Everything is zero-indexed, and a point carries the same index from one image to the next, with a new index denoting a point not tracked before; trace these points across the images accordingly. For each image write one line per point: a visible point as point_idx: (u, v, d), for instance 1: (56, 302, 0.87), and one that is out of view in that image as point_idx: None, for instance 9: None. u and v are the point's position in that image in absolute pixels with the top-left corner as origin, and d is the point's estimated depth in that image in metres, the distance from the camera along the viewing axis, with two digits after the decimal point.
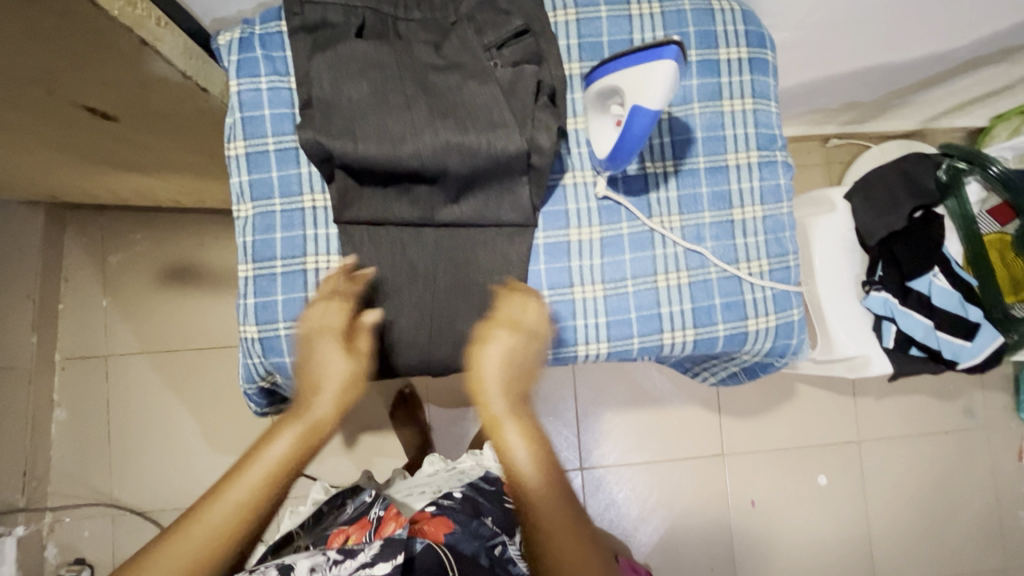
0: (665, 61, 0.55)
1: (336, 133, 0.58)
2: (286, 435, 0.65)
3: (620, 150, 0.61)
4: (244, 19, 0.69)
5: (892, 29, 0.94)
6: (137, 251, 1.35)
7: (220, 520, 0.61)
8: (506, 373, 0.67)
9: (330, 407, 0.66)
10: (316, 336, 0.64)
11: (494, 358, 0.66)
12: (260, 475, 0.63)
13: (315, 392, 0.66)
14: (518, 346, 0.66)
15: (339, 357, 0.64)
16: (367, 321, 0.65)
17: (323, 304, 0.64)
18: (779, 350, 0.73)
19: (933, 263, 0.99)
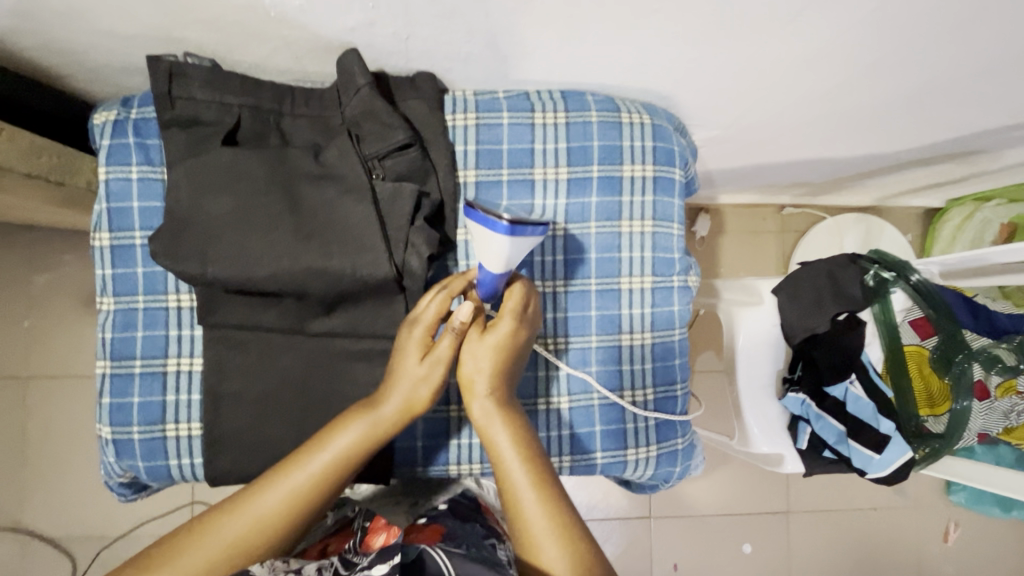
0: (497, 236, 0.51)
1: (185, 253, 0.55)
2: (348, 433, 0.56)
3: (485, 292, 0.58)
4: (125, 98, 0.65)
5: (827, 133, 0.93)
6: (66, 273, 1.33)
7: (244, 526, 0.53)
8: (501, 367, 0.58)
9: (394, 411, 0.57)
10: (412, 331, 0.57)
11: (490, 344, 0.57)
12: (304, 483, 0.54)
13: (386, 391, 0.57)
14: (505, 336, 0.57)
15: (414, 363, 0.57)
16: (457, 321, 0.55)
17: (435, 294, 0.57)
18: (661, 477, 0.72)
19: (851, 371, 0.97)
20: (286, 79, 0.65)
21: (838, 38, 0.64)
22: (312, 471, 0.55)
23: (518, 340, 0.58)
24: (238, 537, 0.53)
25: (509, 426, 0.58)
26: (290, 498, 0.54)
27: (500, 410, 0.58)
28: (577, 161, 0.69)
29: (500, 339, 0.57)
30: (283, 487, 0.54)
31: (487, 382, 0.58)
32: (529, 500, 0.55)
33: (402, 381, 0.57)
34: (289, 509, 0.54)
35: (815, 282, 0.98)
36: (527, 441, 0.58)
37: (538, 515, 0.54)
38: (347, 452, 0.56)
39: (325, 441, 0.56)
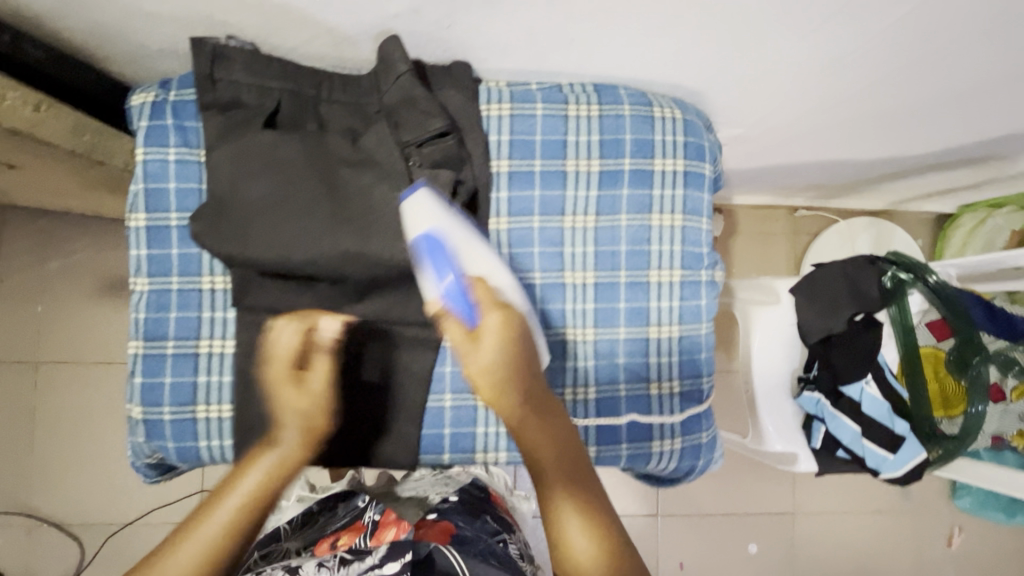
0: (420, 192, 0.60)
1: (224, 234, 0.55)
2: (254, 473, 0.59)
3: (470, 303, 0.61)
4: (163, 80, 0.65)
5: (848, 134, 0.93)
6: (77, 259, 1.31)
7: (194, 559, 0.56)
8: (512, 355, 0.60)
9: (291, 445, 0.60)
10: (270, 366, 0.61)
11: (492, 341, 0.60)
12: (217, 529, 0.57)
13: (278, 429, 0.60)
14: (500, 324, 0.60)
15: (294, 395, 0.60)
16: (325, 336, 0.62)
17: (268, 332, 0.62)
18: (684, 470, 0.73)
19: (868, 371, 0.98)
20: (324, 65, 0.65)
21: (873, 39, 0.65)
22: (239, 505, 0.58)
23: (512, 320, 0.61)
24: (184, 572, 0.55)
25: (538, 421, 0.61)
26: (212, 542, 0.56)
27: (525, 406, 0.61)
28: (609, 154, 0.69)
29: (499, 331, 0.60)
30: (202, 533, 0.56)
31: (515, 382, 0.60)
32: (557, 488, 0.59)
33: (288, 418, 0.60)
34: (211, 554, 0.56)
35: (833, 282, 0.98)
36: (558, 439, 0.61)
37: (564, 501, 0.58)
38: (256, 493, 0.59)
39: (235, 483, 0.59)
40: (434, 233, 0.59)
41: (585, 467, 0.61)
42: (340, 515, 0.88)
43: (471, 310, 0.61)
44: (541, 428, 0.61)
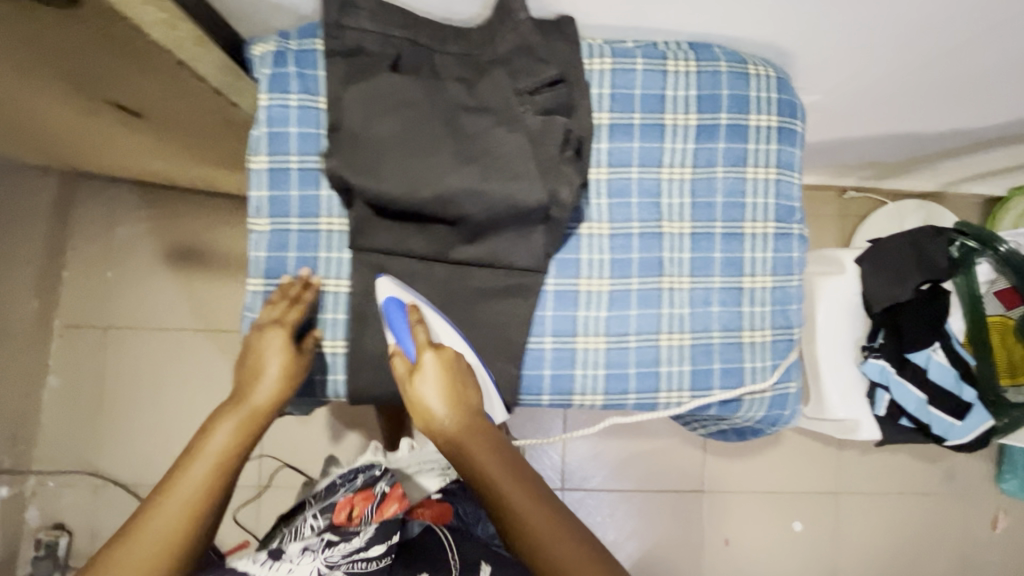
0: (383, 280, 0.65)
1: (360, 170, 0.59)
2: (224, 430, 0.59)
3: (409, 351, 0.63)
4: (281, 32, 0.68)
5: (924, 104, 0.94)
6: (144, 227, 1.35)
7: (170, 521, 0.53)
8: (452, 394, 0.61)
9: (269, 396, 0.62)
10: (257, 335, 0.64)
11: (430, 378, 0.61)
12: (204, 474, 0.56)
13: (253, 382, 0.62)
14: (435, 363, 0.61)
15: (275, 353, 0.63)
16: (309, 292, 0.65)
17: (269, 305, 0.65)
18: (770, 419, 0.75)
19: (935, 339, 0.99)
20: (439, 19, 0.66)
21: None
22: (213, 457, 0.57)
23: (451, 360, 0.62)
24: (164, 538, 0.52)
25: (478, 439, 0.59)
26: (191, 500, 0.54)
27: (455, 429, 0.59)
28: (706, 109, 0.71)
29: (429, 368, 0.61)
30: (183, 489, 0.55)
31: (440, 405, 0.60)
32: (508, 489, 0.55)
33: (271, 371, 0.62)
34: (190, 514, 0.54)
35: (902, 251, 0.99)
36: (507, 452, 0.58)
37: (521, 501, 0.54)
38: (231, 446, 0.58)
39: (202, 445, 0.58)
40: (391, 298, 0.63)
41: (540, 479, 0.57)
42: (355, 485, 0.87)
43: (411, 357, 0.63)
44: (486, 444, 0.58)
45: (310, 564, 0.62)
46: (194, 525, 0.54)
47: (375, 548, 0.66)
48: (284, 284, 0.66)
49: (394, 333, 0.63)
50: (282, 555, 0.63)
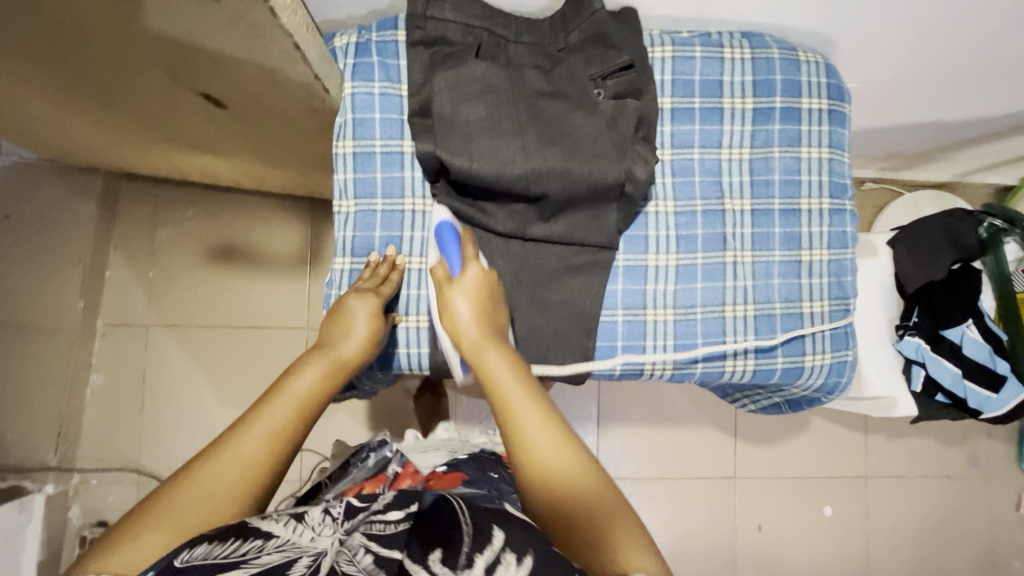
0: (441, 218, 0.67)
1: (454, 149, 0.63)
2: (313, 371, 0.60)
3: (452, 264, 0.64)
4: (359, 25, 0.72)
5: (955, 91, 0.99)
6: (185, 226, 1.37)
7: (262, 445, 0.54)
8: (483, 308, 0.62)
9: (355, 349, 0.64)
10: (350, 297, 0.67)
11: (466, 288, 0.62)
12: (289, 407, 0.57)
13: (344, 335, 0.64)
14: (476, 278, 0.62)
15: (363, 315, 0.65)
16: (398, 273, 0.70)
17: (366, 273, 0.69)
18: (829, 386, 0.79)
19: (969, 316, 1.03)
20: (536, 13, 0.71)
21: None
22: (301, 394, 0.58)
23: (491, 280, 0.64)
24: (248, 464, 0.53)
25: (503, 354, 0.58)
26: (274, 432, 0.55)
27: (488, 346, 0.59)
28: (762, 93, 0.75)
29: (470, 280, 0.62)
30: (266, 421, 0.55)
31: (472, 318, 0.60)
32: (530, 420, 0.54)
33: (357, 330, 0.65)
34: (272, 446, 0.54)
35: (932, 234, 1.04)
36: (524, 370, 0.58)
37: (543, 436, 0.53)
38: (317, 389, 0.59)
39: (288, 382, 0.59)
40: (445, 220, 0.67)
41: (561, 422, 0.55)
42: (369, 466, 0.84)
43: (451, 267, 0.64)
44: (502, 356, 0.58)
45: (330, 535, 0.50)
46: (277, 456, 0.54)
47: (394, 512, 0.53)
48: (370, 263, 0.69)
49: (441, 248, 0.66)
50: (304, 517, 0.52)
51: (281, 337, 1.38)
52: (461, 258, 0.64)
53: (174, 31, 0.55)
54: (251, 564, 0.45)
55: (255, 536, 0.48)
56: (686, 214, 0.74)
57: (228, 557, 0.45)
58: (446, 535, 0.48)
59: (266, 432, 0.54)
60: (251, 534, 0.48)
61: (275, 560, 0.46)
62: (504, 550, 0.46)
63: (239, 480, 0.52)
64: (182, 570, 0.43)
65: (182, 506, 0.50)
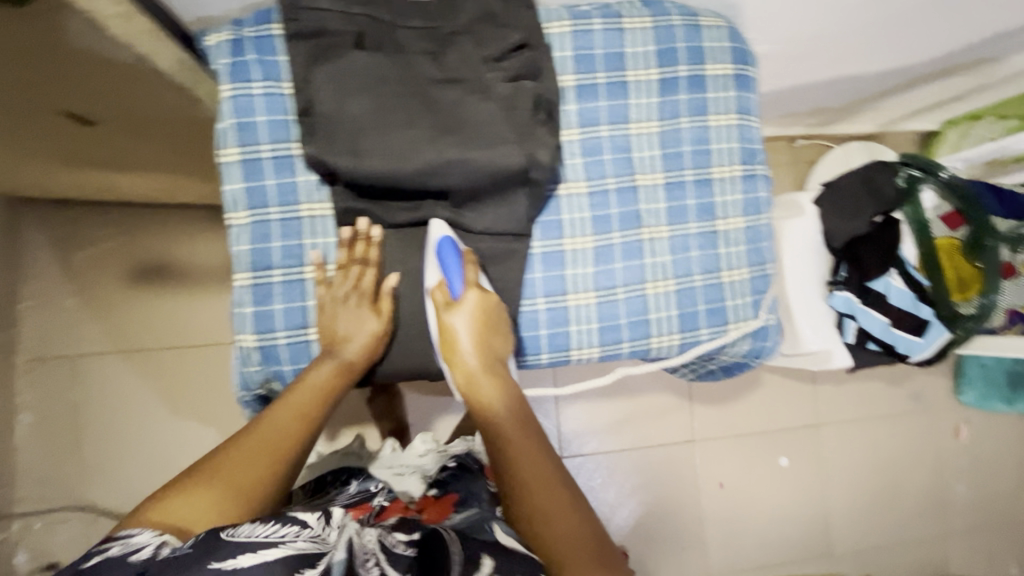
0: (438, 235, 0.66)
1: (339, 151, 0.61)
2: (323, 369, 0.66)
3: (453, 284, 0.66)
4: (233, 21, 0.66)
5: (865, 44, 0.99)
6: (103, 247, 1.29)
7: (293, 424, 0.62)
8: (483, 334, 0.67)
9: (359, 352, 0.67)
10: (332, 303, 0.67)
11: (467, 312, 0.66)
12: (310, 396, 0.64)
13: (347, 339, 0.66)
14: (476, 303, 0.66)
15: (373, 320, 0.67)
16: (388, 287, 0.68)
17: (342, 273, 0.67)
18: (756, 351, 0.80)
19: (891, 265, 1.06)
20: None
21: None
22: (297, 408, 0.63)
23: (491, 303, 0.67)
24: (281, 439, 0.60)
25: (495, 382, 0.68)
26: (303, 416, 0.63)
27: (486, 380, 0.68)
28: (665, 63, 0.74)
29: (472, 307, 0.66)
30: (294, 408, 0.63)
31: (470, 349, 0.67)
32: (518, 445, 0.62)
33: (356, 337, 0.66)
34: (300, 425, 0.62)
35: (852, 188, 1.06)
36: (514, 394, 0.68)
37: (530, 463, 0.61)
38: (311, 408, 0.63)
39: (303, 378, 0.65)
40: (445, 237, 0.66)
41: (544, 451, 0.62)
42: (348, 493, 0.85)
43: (451, 290, 0.67)
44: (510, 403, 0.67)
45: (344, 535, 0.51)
46: (305, 432, 0.62)
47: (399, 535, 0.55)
48: (348, 255, 0.67)
49: (440, 264, 0.66)
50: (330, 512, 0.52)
51: (221, 352, 1.33)
52: (461, 281, 0.66)
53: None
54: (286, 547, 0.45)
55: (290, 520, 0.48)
56: (599, 195, 0.73)
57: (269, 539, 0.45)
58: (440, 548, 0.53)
59: (291, 414, 0.62)
60: (288, 520, 0.47)
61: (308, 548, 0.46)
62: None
63: (275, 455, 0.59)
64: (226, 542, 0.44)
65: (233, 478, 0.55)
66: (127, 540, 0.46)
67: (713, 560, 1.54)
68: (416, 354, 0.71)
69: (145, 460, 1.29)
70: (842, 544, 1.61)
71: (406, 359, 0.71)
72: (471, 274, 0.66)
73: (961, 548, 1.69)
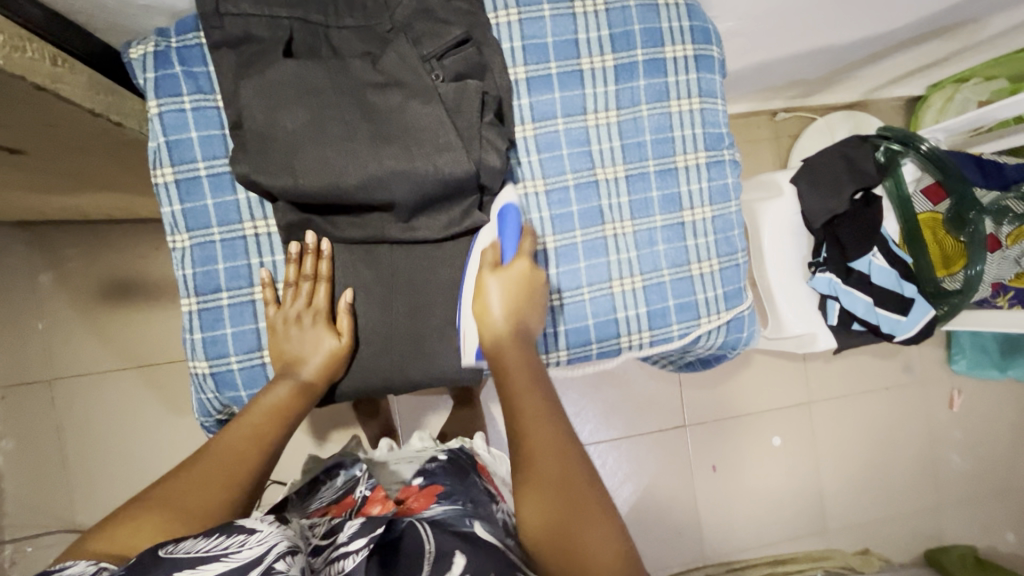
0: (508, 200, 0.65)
1: (274, 169, 0.57)
2: (280, 388, 0.64)
3: (505, 250, 0.64)
4: (158, 32, 0.63)
5: (837, 14, 0.95)
6: (69, 267, 1.26)
7: (247, 443, 0.59)
8: (516, 303, 0.62)
9: (317, 372, 0.65)
10: (284, 323, 0.65)
11: (508, 279, 0.62)
12: (265, 415, 0.62)
13: (302, 359, 0.64)
14: (524, 272, 0.63)
15: (328, 336, 0.65)
16: (344, 304, 0.66)
17: (292, 290, 0.65)
18: (731, 343, 0.78)
19: (873, 245, 1.03)
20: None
21: None
22: (254, 431, 0.60)
23: (536, 277, 0.64)
24: (234, 459, 0.58)
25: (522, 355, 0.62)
26: (257, 434, 0.60)
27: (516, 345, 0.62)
28: (621, 48, 0.70)
29: (516, 275, 0.62)
30: (249, 427, 0.61)
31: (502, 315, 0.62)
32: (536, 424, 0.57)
33: (311, 357, 0.65)
34: (256, 443, 0.60)
35: (831, 165, 1.03)
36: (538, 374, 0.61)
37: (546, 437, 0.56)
38: (269, 429, 0.61)
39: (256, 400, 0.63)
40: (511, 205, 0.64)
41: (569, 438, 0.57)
42: (338, 487, 0.82)
43: (502, 255, 0.64)
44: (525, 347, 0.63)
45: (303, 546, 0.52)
46: (261, 449, 0.60)
47: (358, 539, 0.52)
48: (299, 271, 0.65)
49: (499, 229, 0.65)
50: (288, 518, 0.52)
51: None
52: (515, 249, 0.64)
53: None
54: (234, 557, 0.43)
55: (238, 530, 0.45)
56: (558, 193, 0.70)
57: (211, 551, 0.43)
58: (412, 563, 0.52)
59: (247, 432, 0.60)
60: (234, 529, 0.45)
61: (255, 554, 0.43)
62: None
63: (227, 472, 0.56)
64: (161, 561, 0.42)
65: (182, 496, 0.52)
66: (58, 572, 0.43)
67: (709, 545, 1.54)
68: (377, 370, 0.68)
69: (131, 479, 1.28)
70: (837, 519, 1.62)
71: (367, 375, 0.68)
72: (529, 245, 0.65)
73: (957, 517, 1.69)
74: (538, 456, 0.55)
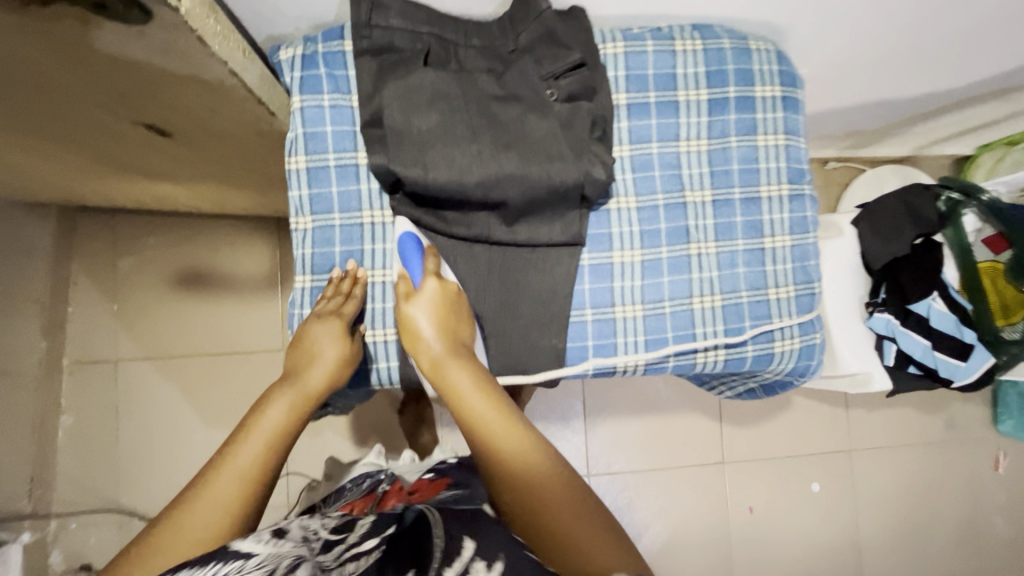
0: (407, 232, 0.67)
1: (407, 161, 0.63)
2: (280, 406, 0.61)
3: (413, 277, 0.66)
4: (305, 37, 0.70)
5: (904, 70, 1.00)
6: (150, 254, 1.34)
7: (235, 481, 0.54)
8: (445, 322, 0.64)
9: (321, 380, 0.64)
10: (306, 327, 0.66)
11: (425, 303, 0.64)
12: (260, 440, 0.58)
13: (310, 363, 0.64)
14: (436, 293, 0.65)
15: (337, 344, 0.66)
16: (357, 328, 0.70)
17: (322, 301, 0.68)
18: (800, 370, 0.79)
19: (934, 288, 1.05)
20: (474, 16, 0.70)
21: None
22: (248, 461, 0.56)
23: (450, 291, 0.65)
24: (221, 501, 0.52)
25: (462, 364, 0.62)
26: (247, 467, 0.55)
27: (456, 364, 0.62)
28: (715, 84, 0.75)
29: (431, 297, 0.64)
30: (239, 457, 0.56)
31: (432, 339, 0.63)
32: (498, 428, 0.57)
33: (321, 361, 0.65)
34: (246, 475, 0.55)
35: (892, 210, 1.05)
36: (487, 381, 0.61)
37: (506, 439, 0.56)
38: (264, 459, 0.57)
39: (256, 420, 0.59)
40: (408, 232, 0.67)
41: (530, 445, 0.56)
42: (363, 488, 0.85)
43: (414, 281, 0.66)
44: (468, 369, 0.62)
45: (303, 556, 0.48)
46: (252, 486, 0.54)
47: (368, 540, 0.51)
48: (330, 285, 0.68)
49: (404, 261, 0.67)
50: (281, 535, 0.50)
51: (256, 360, 1.35)
52: (422, 270, 0.66)
53: (100, 60, 0.51)
54: None
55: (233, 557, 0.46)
56: (650, 211, 0.75)
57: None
58: (422, 550, 0.48)
59: (241, 462, 0.55)
60: (228, 556, 0.46)
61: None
62: (474, 559, 0.46)
63: (216, 514, 0.52)
64: None
65: (163, 551, 0.49)
66: None
67: None
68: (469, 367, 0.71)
69: (178, 464, 1.31)
70: None
71: None
72: (434, 263, 0.66)
73: None
74: (498, 443, 0.56)
